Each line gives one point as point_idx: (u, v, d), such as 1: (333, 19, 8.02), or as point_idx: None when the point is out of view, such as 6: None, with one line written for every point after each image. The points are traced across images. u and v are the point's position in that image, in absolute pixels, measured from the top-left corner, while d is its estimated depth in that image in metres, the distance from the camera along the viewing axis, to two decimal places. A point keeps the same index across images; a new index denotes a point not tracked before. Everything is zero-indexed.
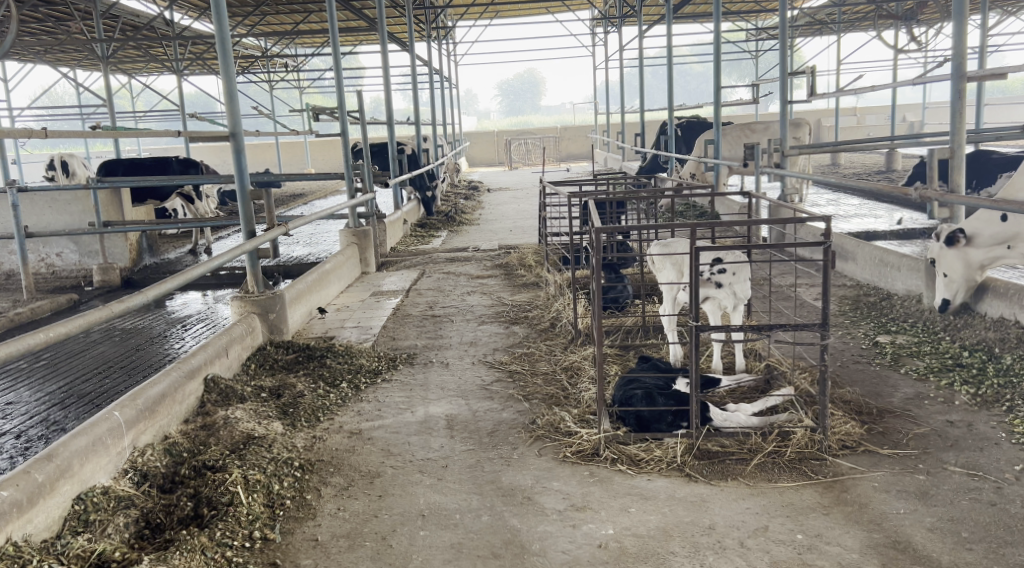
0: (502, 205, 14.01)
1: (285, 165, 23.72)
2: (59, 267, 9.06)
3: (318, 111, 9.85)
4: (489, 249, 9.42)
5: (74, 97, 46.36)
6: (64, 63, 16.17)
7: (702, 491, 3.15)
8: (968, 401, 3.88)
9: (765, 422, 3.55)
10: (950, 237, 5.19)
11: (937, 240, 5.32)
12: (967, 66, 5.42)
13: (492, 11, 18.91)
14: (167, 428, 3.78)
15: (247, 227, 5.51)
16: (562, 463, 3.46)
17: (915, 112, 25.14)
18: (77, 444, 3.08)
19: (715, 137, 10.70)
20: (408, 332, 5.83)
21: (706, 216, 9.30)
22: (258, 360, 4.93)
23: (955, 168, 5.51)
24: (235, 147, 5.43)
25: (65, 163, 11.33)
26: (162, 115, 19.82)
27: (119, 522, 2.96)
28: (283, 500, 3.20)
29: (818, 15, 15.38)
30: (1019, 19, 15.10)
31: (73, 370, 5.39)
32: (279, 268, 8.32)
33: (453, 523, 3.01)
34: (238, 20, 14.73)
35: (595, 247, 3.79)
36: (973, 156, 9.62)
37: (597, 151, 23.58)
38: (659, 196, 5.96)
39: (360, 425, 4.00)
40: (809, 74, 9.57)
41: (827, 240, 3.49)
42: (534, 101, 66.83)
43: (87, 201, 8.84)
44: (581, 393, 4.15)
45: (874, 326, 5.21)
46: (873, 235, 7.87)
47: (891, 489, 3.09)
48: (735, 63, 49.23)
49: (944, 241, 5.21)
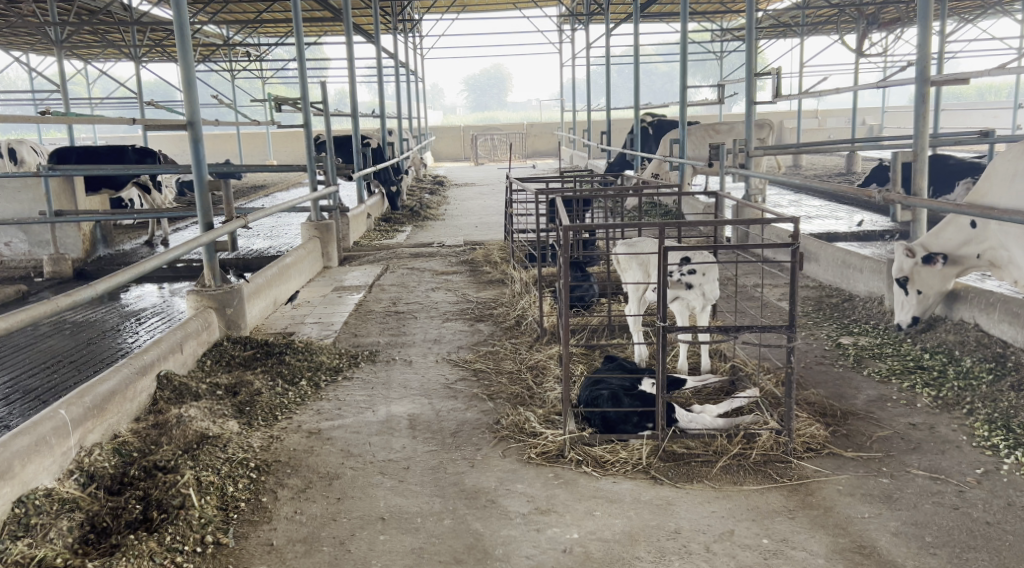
0: (467, 201, 13.93)
1: (246, 157, 23.30)
2: (7, 257, 8.71)
3: (279, 102, 9.62)
4: (454, 244, 9.35)
5: (27, 82, 45.03)
6: (16, 46, 15.66)
7: (667, 493, 3.12)
8: (930, 404, 3.91)
9: (730, 424, 3.51)
10: (929, 258, 5.04)
11: (910, 257, 5.08)
12: (929, 70, 5.44)
13: (459, 5, 18.76)
14: (117, 426, 3.63)
15: (204, 218, 5.33)
16: (527, 464, 3.39)
17: (875, 116, 25.62)
18: (18, 444, 2.93)
19: (680, 137, 10.72)
20: (371, 328, 5.72)
21: (671, 216, 9.33)
22: (214, 357, 4.77)
23: (918, 171, 5.55)
24: (193, 135, 5.24)
25: (13, 150, 11.00)
26: (119, 103, 19.31)
27: (62, 526, 2.81)
28: (238, 503, 3.09)
29: (782, 18, 15.55)
30: (977, 27, 15.46)
31: (19, 365, 5.18)
32: (238, 261, 8.14)
33: (415, 527, 2.93)
34: (199, 7, 14.38)
35: (562, 246, 3.73)
36: (932, 161, 9.77)
37: (564, 148, 23.61)
38: (625, 195, 5.93)
39: (319, 424, 3.89)
40: (772, 77, 9.30)
41: (795, 240, 3.45)
42: (501, 97, 66.58)
43: (38, 190, 8.54)
44: (547, 394, 4.09)
45: (837, 327, 5.25)
46: (834, 236, 7.97)
47: (856, 493, 3.09)
48: (699, 63, 49.82)
49: (922, 260, 5.05)
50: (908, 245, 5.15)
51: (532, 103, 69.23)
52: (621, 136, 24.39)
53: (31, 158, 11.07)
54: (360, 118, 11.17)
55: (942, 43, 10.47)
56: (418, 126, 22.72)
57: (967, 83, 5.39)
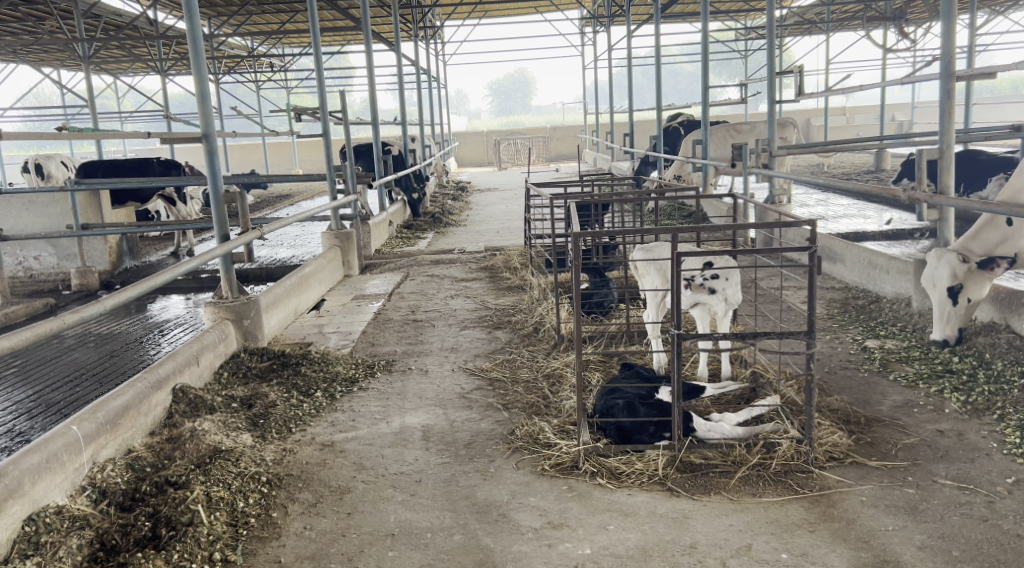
0: (489, 206, 13.91)
1: (272, 167, 23.56)
2: (36, 270, 8.83)
3: (299, 111, 9.59)
4: (475, 251, 9.30)
5: (59, 96, 45.96)
6: (47, 63, 15.93)
7: (684, 506, 3.03)
8: (959, 410, 3.77)
9: (749, 433, 3.43)
10: (990, 263, 4.75)
11: (966, 263, 4.73)
12: (955, 65, 5.29)
13: (479, 10, 18.72)
14: (131, 441, 3.63)
15: (220, 230, 5.33)
16: (540, 476, 3.33)
17: (904, 111, 25.17)
18: (29, 461, 2.93)
19: (702, 137, 10.56)
20: (388, 337, 5.69)
21: (695, 218, 9.22)
22: (230, 368, 4.77)
23: (944, 169, 5.38)
24: (208, 148, 5.25)
25: (39, 166, 11.22)
26: (147, 116, 19.63)
27: (72, 545, 2.81)
28: (248, 519, 3.07)
29: (807, 15, 15.35)
30: (1008, 18, 15.10)
31: (45, 378, 5.24)
32: (260, 272, 8.17)
33: (425, 543, 2.88)
34: (222, 20, 14.50)
35: (574, 254, 3.65)
36: (962, 157, 9.55)
37: (587, 150, 23.50)
38: (645, 198, 5.84)
39: (333, 437, 3.86)
40: (796, 73, 9.16)
41: (814, 244, 3.35)
42: (524, 100, 66.57)
43: (65, 204, 8.61)
44: (563, 402, 4.03)
45: (863, 330, 5.12)
46: (861, 236, 7.81)
47: (880, 504, 2.98)
48: (725, 62, 49.40)
49: (982, 265, 4.76)
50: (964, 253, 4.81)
51: (555, 108, 69.25)
52: (645, 137, 24.24)
53: (57, 174, 11.31)
54: (381, 126, 11.15)
55: (971, 35, 10.20)
56: (441, 132, 22.76)
57: (995, 77, 5.23)
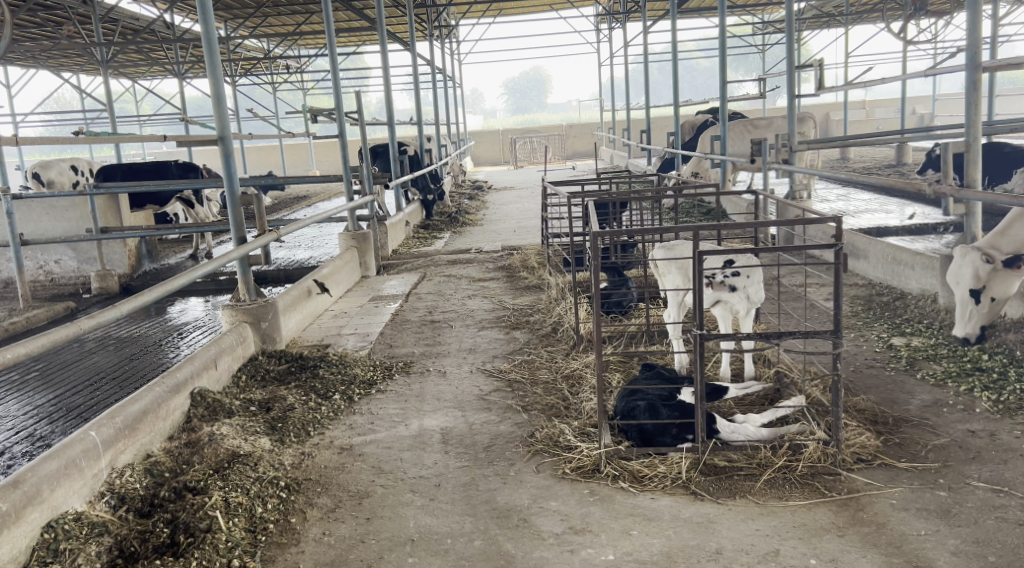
0: (506, 205, 13.87)
1: (290, 168, 23.68)
2: (57, 274, 8.88)
3: (314, 111, 9.50)
4: (492, 250, 9.25)
5: (80, 100, 46.44)
6: (67, 68, 16.06)
7: (709, 510, 2.97)
8: (990, 409, 3.67)
9: (775, 435, 3.36)
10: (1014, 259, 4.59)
11: (989, 263, 4.61)
12: (981, 56, 5.14)
13: (494, 9, 18.67)
14: (150, 445, 3.61)
15: (237, 233, 5.31)
16: (560, 480, 3.28)
17: (925, 104, 24.81)
18: (47, 468, 2.91)
19: (720, 133, 10.43)
20: (406, 339, 5.65)
21: (713, 215, 9.14)
22: (249, 372, 4.77)
23: (972, 162, 5.26)
24: (224, 151, 5.23)
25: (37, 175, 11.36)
26: (165, 121, 19.78)
27: (91, 551, 2.80)
28: (266, 525, 3.04)
29: (825, 9, 15.14)
30: None
31: (65, 382, 5.26)
32: (278, 273, 8.18)
33: (443, 549, 2.84)
34: (238, 22, 14.55)
35: (592, 253, 3.57)
36: (986, 150, 9.39)
37: (604, 148, 23.40)
38: (662, 194, 5.77)
39: (352, 440, 3.83)
40: (817, 67, 9.03)
41: (839, 241, 3.25)
42: (540, 99, 66.56)
43: (85, 208, 8.68)
44: (582, 404, 3.98)
45: (888, 327, 5.03)
46: (884, 231, 7.69)
47: (910, 507, 2.90)
48: (743, 55, 49.12)
49: (1007, 262, 4.60)
50: (986, 254, 4.63)
51: (571, 106, 69.35)
52: (661, 135, 24.10)
53: (60, 179, 11.49)
54: (397, 126, 11.12)
55: (995, 26, 10.01)
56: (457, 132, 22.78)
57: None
